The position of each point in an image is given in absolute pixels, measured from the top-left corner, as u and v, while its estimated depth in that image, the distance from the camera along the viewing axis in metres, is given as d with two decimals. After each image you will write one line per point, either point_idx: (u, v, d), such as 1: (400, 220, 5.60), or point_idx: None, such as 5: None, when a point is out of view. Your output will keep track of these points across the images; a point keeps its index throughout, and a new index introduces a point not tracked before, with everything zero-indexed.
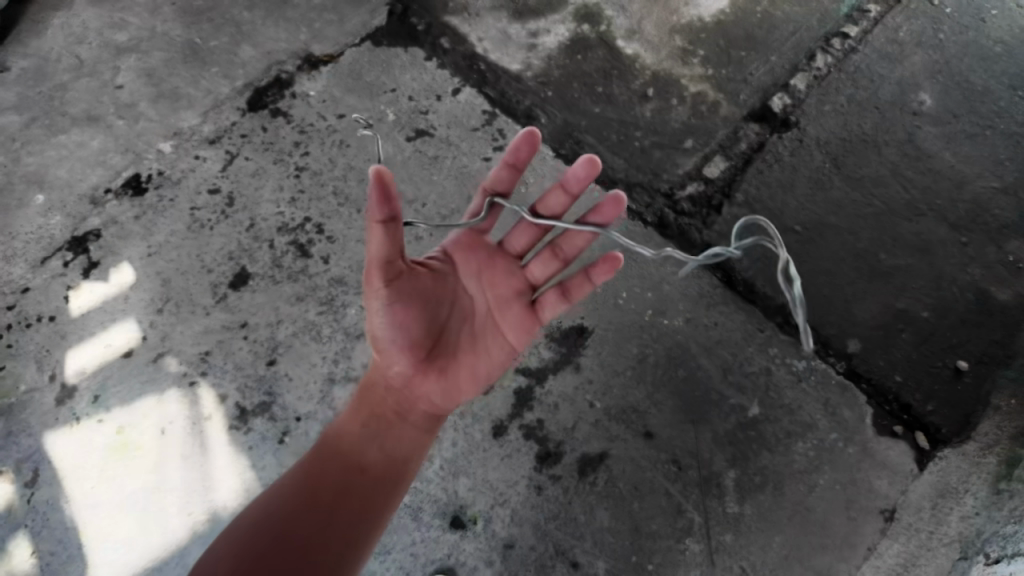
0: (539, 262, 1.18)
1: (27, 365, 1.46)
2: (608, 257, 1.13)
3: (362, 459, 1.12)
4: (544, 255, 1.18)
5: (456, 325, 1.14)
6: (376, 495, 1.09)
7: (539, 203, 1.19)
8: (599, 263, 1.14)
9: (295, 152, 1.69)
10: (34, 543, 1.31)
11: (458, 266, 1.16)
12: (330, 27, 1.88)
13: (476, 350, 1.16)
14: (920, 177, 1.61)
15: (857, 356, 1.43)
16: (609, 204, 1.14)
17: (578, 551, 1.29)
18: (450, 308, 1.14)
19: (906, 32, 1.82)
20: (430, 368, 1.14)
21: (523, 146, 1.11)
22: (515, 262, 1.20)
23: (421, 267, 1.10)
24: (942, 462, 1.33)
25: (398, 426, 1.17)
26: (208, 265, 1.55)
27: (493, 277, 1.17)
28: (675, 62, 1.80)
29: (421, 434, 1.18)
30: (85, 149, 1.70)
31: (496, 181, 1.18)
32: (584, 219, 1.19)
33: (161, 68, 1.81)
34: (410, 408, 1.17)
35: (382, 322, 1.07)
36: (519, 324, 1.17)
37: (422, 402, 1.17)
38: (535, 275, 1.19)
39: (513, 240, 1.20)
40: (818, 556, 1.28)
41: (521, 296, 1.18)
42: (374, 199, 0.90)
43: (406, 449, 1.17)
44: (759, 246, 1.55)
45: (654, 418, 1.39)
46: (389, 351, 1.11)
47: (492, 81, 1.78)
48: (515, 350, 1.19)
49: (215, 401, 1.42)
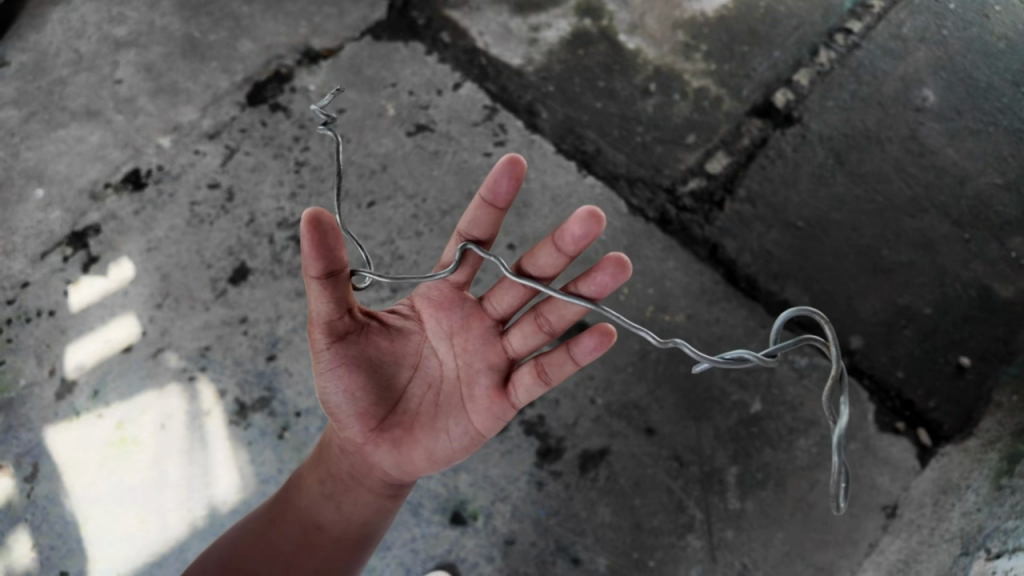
0: (517, 332, 1.13)
1: (27, 359, 1.46)
2: (597, 330, 1.07)
3: (319, 520, 1.18)
4: (525, 324, 1.12)
5: (418, 394, 1.13)
6: (324, 559, 1.16)
7: (526, 258, 1.11)
8: (583, 338, 1.08)
9: (295, 147, 1.68)
10: (34, 537, 1.33)
11: (426, 326, 1.13)
12: (329, 22, 1.85)
13: (434, 428, 1.11)
14: (922, 174, 1.60)
15: (859, 353, 1.43)
16: (608, 271, 1.05)
17: (579, 547, 1.32)
18: (411, 372, 1.13)
19: (909, 28, 1.79)
20: (384, 439, 1.12)
21: (502, 180, 1.03)
22: (492, 328, 1.14)
23: (379, 325, 1.09)
24: (944, 458, 1.32)
25: (353, 491, 1.18)
26: (208, 261, 1.55)
27: (464, 343, 1.13)
28: (677, 57, 1.78)
29: (379, 500, 1.19)
30: (84, 144, 1.69)
31: (473, 225, 1.09)
32: (576, 288, 1.08)
33: (160, 62, 1.80)
34: (365, 475, 1.17)
35: (330, 384, 1.07)
36: (487, 404, 1.11)
37: (377, 473, 1.16)
38: (513, 346, 1.14)
39: (495, 302, 1.14)
40: (819, 552, 1.29)
41: (493, 369, 1.12)
42: (309, 246, 0.91)
43: (364, 514, 1.19)
44: (761, 242, 1.54)
45: (655, 415, 1.38)
46: (340, 417, 1.10)
47: (492, 76, 1.77)
48: (482, 431, 1.12)
49: (214, 396, 1.42)
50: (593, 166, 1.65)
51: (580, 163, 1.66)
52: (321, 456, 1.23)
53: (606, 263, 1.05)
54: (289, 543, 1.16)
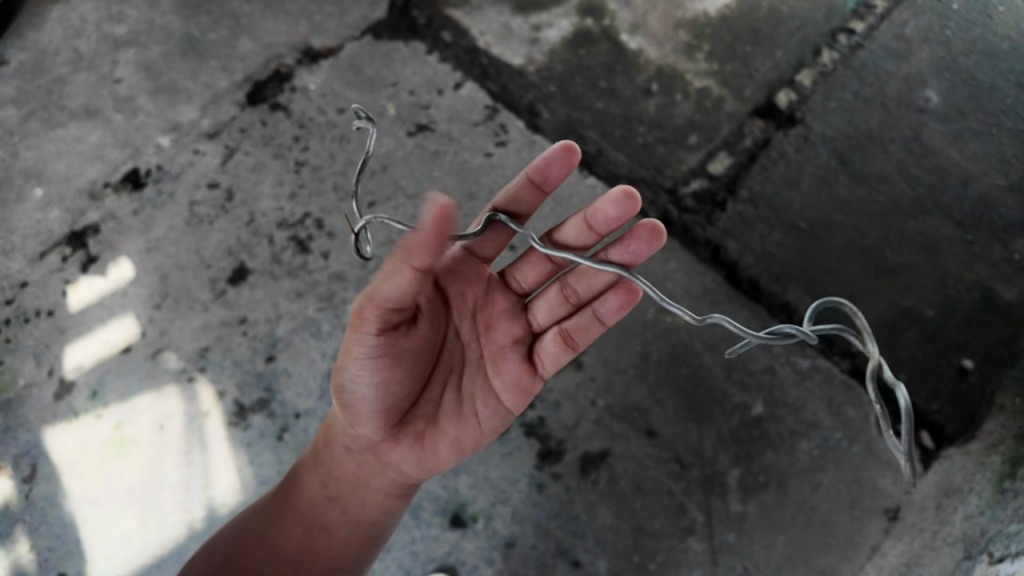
0: (542, 303, 1.16)
1: (25, 359, 1.46)
2: (619, 289, 1.11)
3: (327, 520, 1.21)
4: (551, 295, 1.15)
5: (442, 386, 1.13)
6: (334, 558, 1.20)
7: (558, 229, 1.13)
8: (612, 297, 1.12)
9: (295, 147, 1.67)
10: (32, 538, 1.33)
11: None
12: (330, 21, 1.84)
13: (461, 415, 1.13)
14: (925, 175, 1.59)
15: (862, 355, 1.39)
16: (643, 237, 1.06)
17: (580, 550, 1.31)
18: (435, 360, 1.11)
19: (913, 27, 1.77)
20: (402, 439, 1.13)
21: (555, 165, 1.07)
22: (515, 303, 1.17)
23: None
24: (947, 462, 1.32)
25: (360, 492, 1.19)
26: (208, 261, 1.54)
27: (487, 320, 1.15)
28: (680, 58, 1.77)
29: (388, 501, 1.21)
30: (84, 143, 1.68)
31: (512, 201, 1.12)
32: (607, 256, 1.10)
33: (159, 61, 1.79)
34: (377, 473, 1.18)
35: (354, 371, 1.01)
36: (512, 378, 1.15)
37: (391, 472, 1.18)
38: (538, 318, 1.17)
39: (518, 277, 1.18)
40: (821, 555, 1.29)
41: (516, 343, 1.15)
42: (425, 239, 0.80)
43: (373, 514, 1.22)
44: (763, 244, 1.54)
45: (656, 417, 1.38)
46: (360, 411, 1.06)
47: (494, 75, 1.77)
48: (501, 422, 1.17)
49: (214, 397, 1.41)
50: (595, 167, 1.66)
51: (582, 163, 1.66)
52: (324, 452, 1.22)
53: (641, 230, 1.06)
54: (292, 544, 1.20)
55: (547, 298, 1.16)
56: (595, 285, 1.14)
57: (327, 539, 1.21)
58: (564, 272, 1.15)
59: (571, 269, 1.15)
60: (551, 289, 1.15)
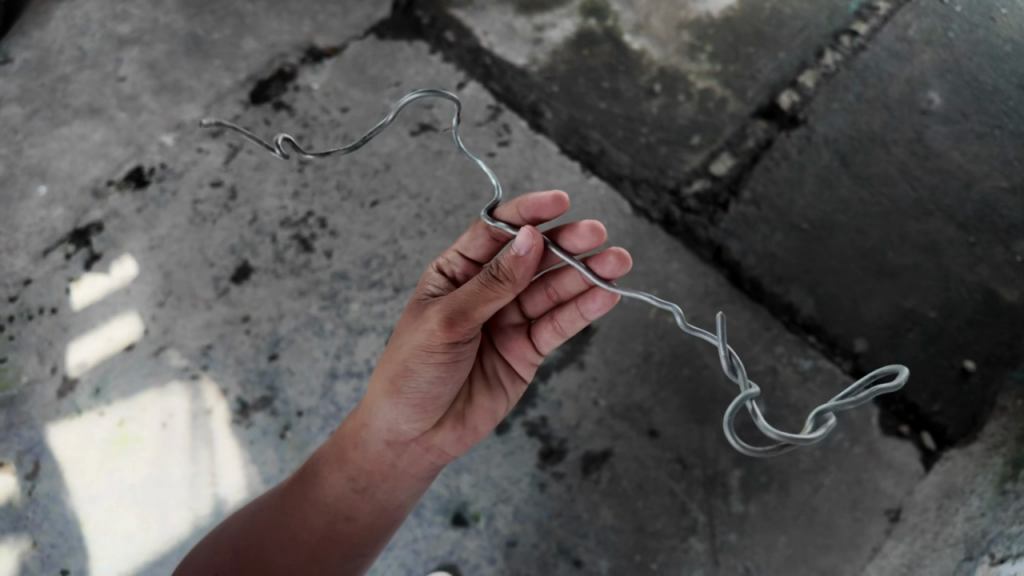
0: (529, 298, 1.26)
1: (29, 356, 1.46)
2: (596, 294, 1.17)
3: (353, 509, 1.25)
4: (537, 295, 1.26)
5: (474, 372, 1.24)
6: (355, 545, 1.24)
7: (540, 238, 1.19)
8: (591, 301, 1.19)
9: (298, 146, 1.68)
10: (34, 535, 1.33)
11: None
12: (334, 20, 1.84)
13: (493, 394, 1.26)
14: (928, 176, 1.59)
15: (863, 356, 1.43)
16: (613, 264, 1.12)
17: (582, 549, 1.31)
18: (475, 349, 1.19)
19: (916, 30, 1.77)
20: (441, 423, 1.23)
21: (543, 210, 1.12)
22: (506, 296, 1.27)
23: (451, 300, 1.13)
24: (948, 463, 1.32)
25: (390, 480, 1.24)
26: (211, 259, 1.54)
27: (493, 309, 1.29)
28: (682, 58, 1.77)
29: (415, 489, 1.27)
30: (87, 141, 1.68)
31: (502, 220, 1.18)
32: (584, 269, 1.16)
33: (163, 60, 1.79)
34: (414, 461, 1.24)
35: (417, 356, 1.09)
36: (520, 354, 1.28)
37: (430, 458, 1.25)
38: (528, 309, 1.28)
39: None
40: (822, 556, 1.29)
41: (518, 326, 1.29)
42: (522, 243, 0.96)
43: (398, 503, 1.26)
44: (765, 244, 1.54)
45: (658, 416, 1.38)
46: (409, 393, 1.14)
47: (497, 75, 1.77)
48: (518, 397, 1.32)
49: (216, 395, 1.42)
50: (597, 167, 1.66)
51: (585, 163, 1.67)
52: (348, 445, 1.24)
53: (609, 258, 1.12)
54: (315, 530, 1.24)
55: (534, 294, 1.26)
56: (573, 288, 1.22)
57: (349, 527, 1.25)
58: (549, 271, 1.24)
59: (556, 271, 1.22)
60: (537, 287, 1.25)
